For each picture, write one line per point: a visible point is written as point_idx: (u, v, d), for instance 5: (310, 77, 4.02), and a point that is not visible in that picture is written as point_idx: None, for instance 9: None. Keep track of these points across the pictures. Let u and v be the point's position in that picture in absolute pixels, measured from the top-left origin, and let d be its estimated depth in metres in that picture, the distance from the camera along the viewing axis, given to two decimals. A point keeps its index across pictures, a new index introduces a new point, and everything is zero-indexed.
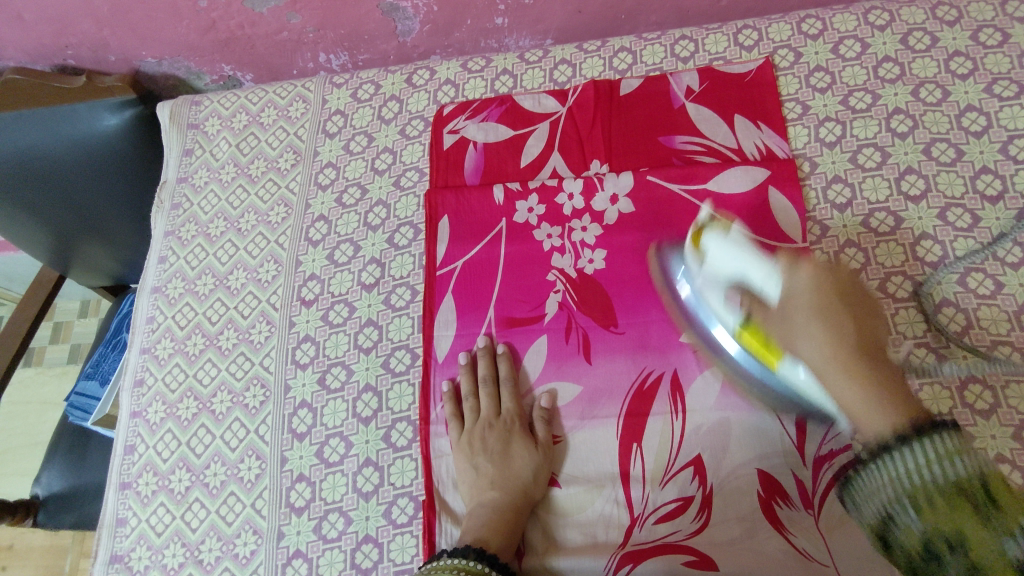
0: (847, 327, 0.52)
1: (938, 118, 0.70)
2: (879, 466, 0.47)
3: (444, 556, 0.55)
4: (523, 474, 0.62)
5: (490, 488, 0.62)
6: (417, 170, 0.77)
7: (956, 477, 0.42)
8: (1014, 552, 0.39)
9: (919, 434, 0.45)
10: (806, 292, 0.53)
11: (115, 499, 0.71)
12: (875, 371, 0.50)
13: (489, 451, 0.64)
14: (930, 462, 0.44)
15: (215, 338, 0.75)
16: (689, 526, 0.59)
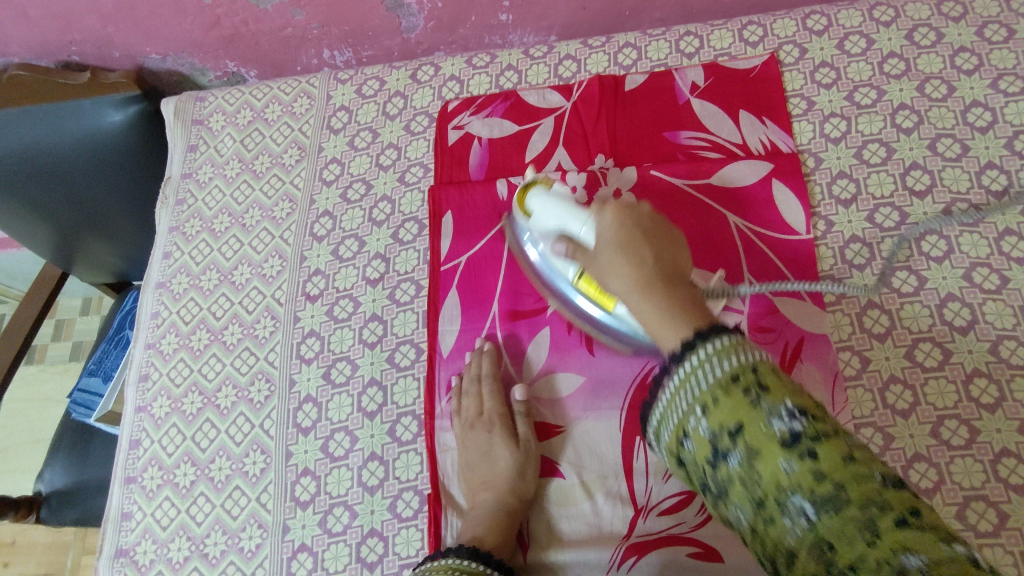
0: (645, 248, 0.52)
1: (943, 113, 0.70)
2: (671, 372, 0.43)
3: (436, 557, 0.57)
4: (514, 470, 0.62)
5: (486, 487, 0.62)
6: (422, 165, 0.77)
7: (730, 367, 0.40)
8: (780, 428, 0.37)
9: (700, 338, 0.43)
10: (608, 233, 0.54)
11: (120, 494, 0.71)
12: (671, 288, 0.49)
13: (481, 451, 0.64)
14: (713, 354, 0.41)
15: (220, 333, 0.75)
16: (693, 519, 0.59)
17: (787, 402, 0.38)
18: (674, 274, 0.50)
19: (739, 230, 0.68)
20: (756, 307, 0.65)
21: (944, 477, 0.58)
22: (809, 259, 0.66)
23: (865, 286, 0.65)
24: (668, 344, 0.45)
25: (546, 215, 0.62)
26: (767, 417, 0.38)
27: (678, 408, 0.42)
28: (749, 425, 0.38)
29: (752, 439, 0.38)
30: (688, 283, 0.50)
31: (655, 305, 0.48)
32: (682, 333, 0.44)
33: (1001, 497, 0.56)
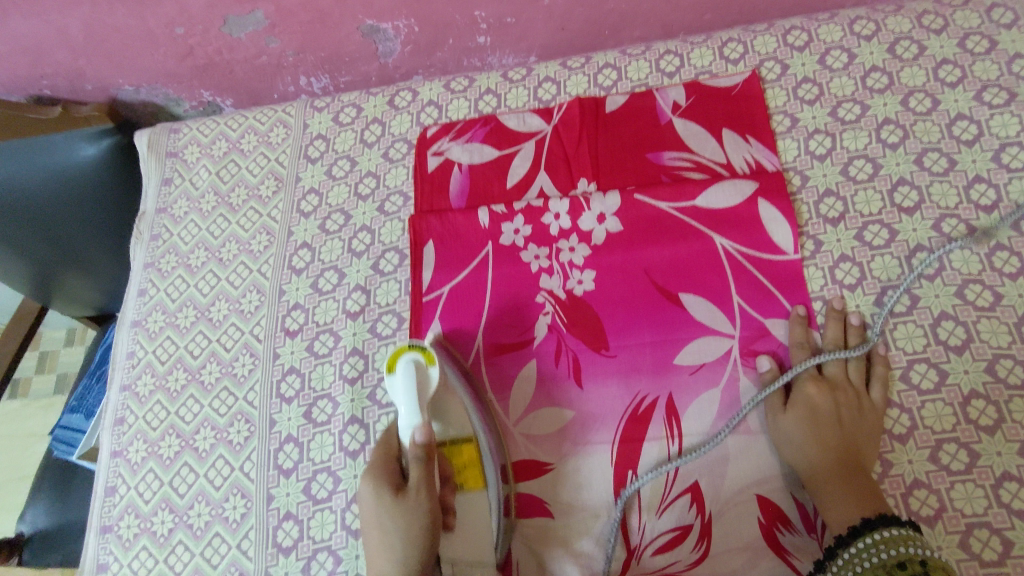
0: (833, 438, 0.58)
1: (928, 127, 0.69)
2: (840, 549, 0.53)
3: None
4: (409, 550, 0.53)
5: (386, 563, 0.54)
6: (402, 194, 0.76)
7: (897, 555, 0.50)
8: None
9: (869, 526, 0.52)
10: (822, 432, 0.58)
11: (96, 543, 0.68)
12: (847, 475, 0.56)
13: (379, 517, 0.55)
14: (878, 543, 0.51)
15: (197, 373, 0.73)
16: (689, 556, 0.58)
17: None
18: (851, 438, 0.58)
19: (726, 251, 0.66)
20: (747, 330, 0.64)
21: (945, 504, 0.56)
22: (797, 278, 0.65)
23: (855, 306, 0.63)
24: (836, 523, 0.54)
25: (399, 394, 0.59)
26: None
27: (856, 567, 0.51)
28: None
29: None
30: (859, 461, 0.57)
31: (839, 484, 0.55)
32: (851, 512, 0.54)
33: (1003, 523, 0.55)
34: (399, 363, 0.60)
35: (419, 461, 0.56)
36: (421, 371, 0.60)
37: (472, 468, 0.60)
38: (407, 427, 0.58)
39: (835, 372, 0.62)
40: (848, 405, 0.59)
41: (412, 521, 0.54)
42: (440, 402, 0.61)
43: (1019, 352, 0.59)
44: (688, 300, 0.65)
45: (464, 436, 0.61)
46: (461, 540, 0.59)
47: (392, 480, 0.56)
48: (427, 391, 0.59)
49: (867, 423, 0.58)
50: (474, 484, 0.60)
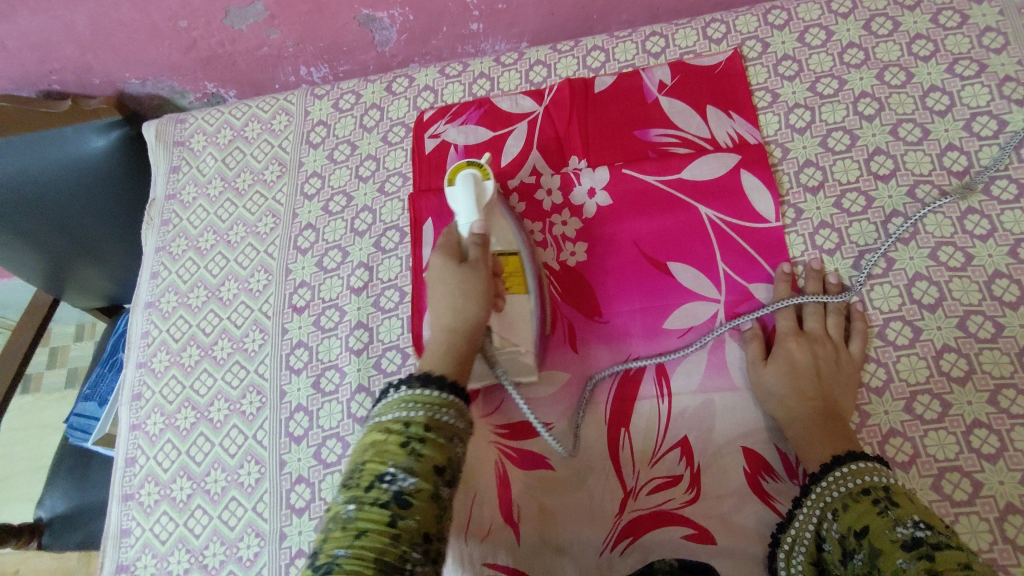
0: (813, 388, 0.61)
1: (903, 99, 0.72)
2: (811, 485, 0.56)
3: (414, 384, 0.49)
4: (467, 308, 0.56)
5: (446, 311, 0.57)
6: (401, 175, 0.79)
7: (861, 483, 0.52)
8: (905, 533, 0.46)
9: (837, 462, 0.55)
10: (801, 381, 0.61)
11: (119, 510, 0.72)
12: (823, 423, 0.59)
13: (443, 277, 0.58)
14: (844, 475, 0.53)
15: (210, 348, 0.76)
16: (682, 497, 0.61)
17: (914, 516, 0.47)
18: (828, 389, 0.61)
19: (710, 221, 0.69)
20: (732, 294, 0.67)
21: (919, 450, 0.59)
22: (778, 244, 0.68)
23: (834, 269, 0.67)
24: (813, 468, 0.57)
25: (459, 201, 0.64)
26: (896, 525, 0.47)
27: (825, 499, 0.54)
28: (876, 530, 0.48)
29: (879, 543, 0.47)
30: (836, 409, 0.60)
31: (813, 431, 0.59)
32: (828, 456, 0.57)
33: (974, 466, 0.58)
34: (457, 179, 0.66)
35: (478, 247, 0.59)
36: (478, 184, 0.65)
37: (515, 275, 0.65)
38: (466, 223, 0.63)
39: (815, 327, 0.65)
40: (827, 358, 0.62)
41: (469, 280, 0.57)
42: (491, 215, 0.67)
43: (988, 308, 0.63)
44: (675, 267, 0.69)
45: (508, 249, 0.66)
46: (506, 325, 0.63)
47: (453, 253, 0.60)
48: (483, 199, 0.65)
49: (844, 375, 0.62)
50: (517, 287, 0.65)
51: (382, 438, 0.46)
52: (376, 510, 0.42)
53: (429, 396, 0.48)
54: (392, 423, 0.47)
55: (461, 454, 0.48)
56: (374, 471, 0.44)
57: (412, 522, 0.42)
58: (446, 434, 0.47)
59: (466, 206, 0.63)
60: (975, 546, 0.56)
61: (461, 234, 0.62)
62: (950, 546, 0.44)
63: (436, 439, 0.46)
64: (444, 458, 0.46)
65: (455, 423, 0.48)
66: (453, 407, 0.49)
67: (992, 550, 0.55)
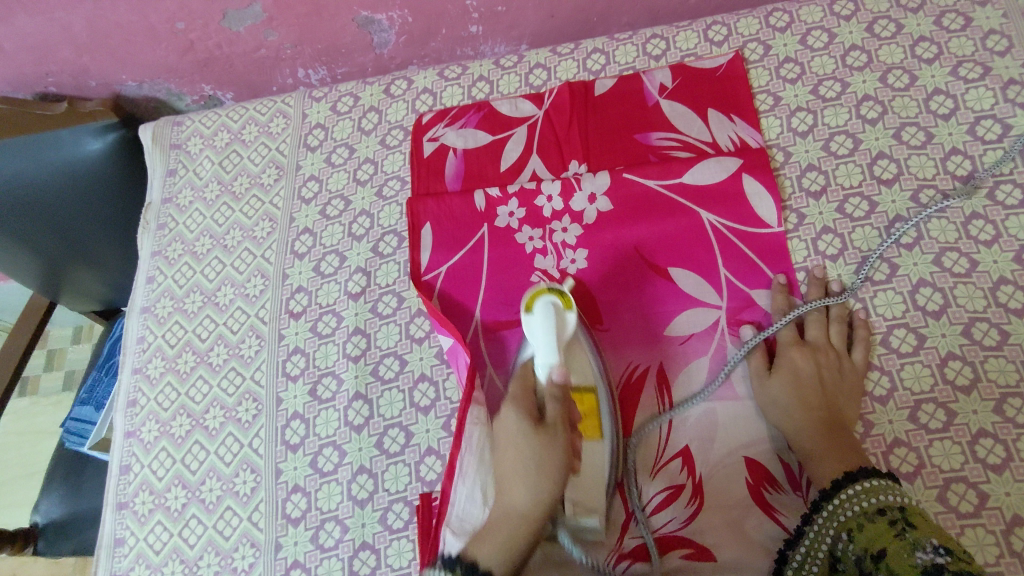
0: (816, 399, 0.60)
1: (906, 102, 0.71)
2: (823, 502, 0.54)
3: (441, 573, 0.47)
4: (540, 481, 0.53)
5: (519, 489, 0.53)
6: (399, 179, 0.78)
7: (876, 502, 0.51)
8: (924, 558, 0.45)
9: (850, 478, 0.54)
10: (804, 392, 0.61)
11: (113, 519, 0.71)
12: (827, 433, 0.58)
13: (518, 443, 0.55)
14: (858, 493, 0.52)
15: (206, 355, 0.75)
16: (684, 513, 0.61)
17: (933, 540, 0.46)
18: (832, 399, 0.60)
19: (712, 226, 0.68)
20: (733, 301, 0.66)
21: (924, 460, 0.58)
22: (780, 250, 0.67)
23: (837, 275, 0.66)
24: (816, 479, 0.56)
25: (536, 336, 0.60)
26: (915, 549, 0.46)
27: (838, 517, 0.53)
28: (893, 553, 0.47)
29: (897, 568, 0.46)
30: (840, 420, 0.59)
31: (816, 442, 0.58)
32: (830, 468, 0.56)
33: (979, 477, 0.57)
34: (536, 305, 0.61)
35: (557, 403, 0.57)
36: (559, 314, 0.60)
37: (591, 415, 0.61)
38: (543, 365, 0.58)
39: (817, 337, 0.64)
40: (830, 367, 0.62)
41: (547, 454, 0.54)
42: (573, 350, 0.62)
43: (994, 316, 0.62)
44: (676, 273, 0.68)
45: (586, 385, 0.61)
46: (582, 487, 0.59)
47: (530, 409, 0.57)
48: (564, 332, 0.60)
49: (848, 384, 0.61)
50: (592, 434, 0.60)
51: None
52: None
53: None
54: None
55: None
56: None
57: None
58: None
59: (542, 344, 0.59)
60: (981, 558, 0.55)
61: (538, 379, 0.59)
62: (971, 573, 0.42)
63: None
64: None
65: None
66: None
67: (998, 562, 0.55)
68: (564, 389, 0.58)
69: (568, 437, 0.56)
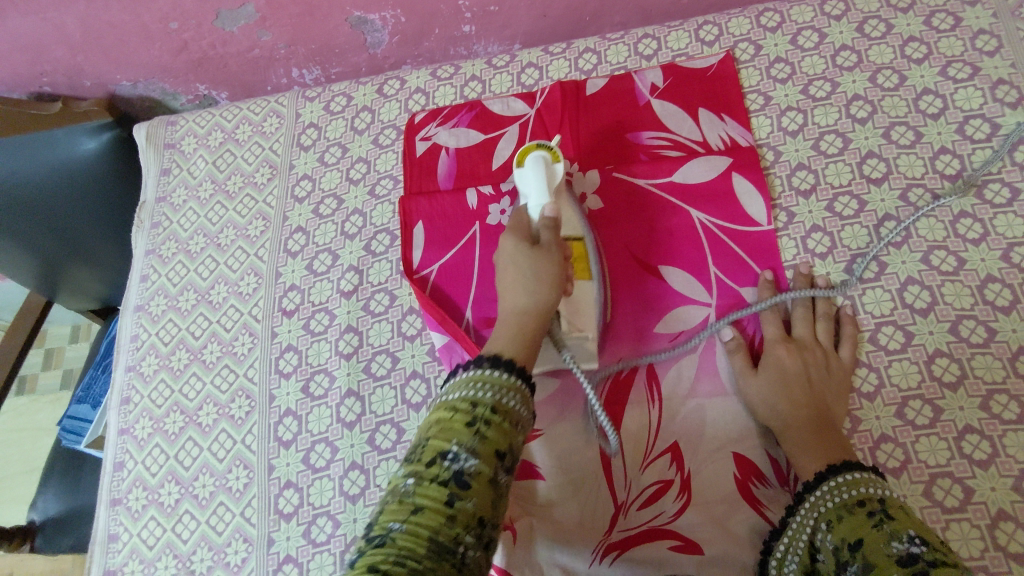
0: (804, 394, 0.60)
1: (896, 102, 0.71)
2: (805, 492, 0.55)
3: (483, 367, 0.51)
4: (540, 286, 0.58)
5: (519, 292, 0.58)
6: (392, 178, 0.79)
7: (857, 494, 0.51)
8: (901, 549, 0.46)
9: (833, 470, 0.54)
10: (793, 387, 0.61)
11: (106, 515, 0.72)
12: (815, 430, 0.58)
13: (514, 258, 0.59)
14: (840, 484, 0.53)
15: (199, 352, 0.76)
16: (672, 508, 0.61)
17: (910, 531, 0.47)
18: (820, 396, 0.61)
19: (702, 224, 0.69)
20: (723, 298, 0.67)
21: (910, 456, 0.59)
22: (770, 248, 0.68)
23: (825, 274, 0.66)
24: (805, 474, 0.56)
25: (528, 182, 0.64)
26: (892, 540, 0.47)
27: (819, 508, 0.53)
28: (871, 543, 0.48)
29: (873, 557, 0.47)
30: (828, 417, 0.59)
31: (804, 439, 0.58)
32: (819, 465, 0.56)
33: (965, 472, 0.58)
34: (527, 160, 0.65)
35: (551, 228, 0.60)
36: (548, 166, 0.64)
37: (581, 258, 0.66)
38: (537, 205, 0.62)
39: (804, 334, 0.64)
40: (818, 364, 0.62)
41: (545, 262, 0.58)
42: (560, 199, 0.67)
43: (981, 313, 0.62)
44: (666, 271, 0.68)
45: (574, 234, 0.67)
46: (574, 311, 0.65)
47: (526, 235, 0.61)
48: (553, 182, 0.64)
49: (835, 382, 0.61)
50: (581, 274, 0.66)
51: (447, 416, 0.48)
52: (433, 486, 0.44)
53: (496, 378, 0.50)
54: (460, 401, 0.48)
55: (520, 441, 0.49)
56: (438, 447, 0.46)
57: (469, 505, 0.44)
58: (511, 419, 0.48)
59: (536, 189, 0.63)
60: (966, 553, 0.55)
61: (531, 219, 0.63)
62: (945, 563, 0.43)
63: (499, 424, 0.47)
64: (506, 443, 0.47)
65: (518, 412, 0.49)
66: (518, 389, 0.50)
67: (983, 557, 0.55)
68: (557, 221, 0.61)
69: (562, 252, 0.60)
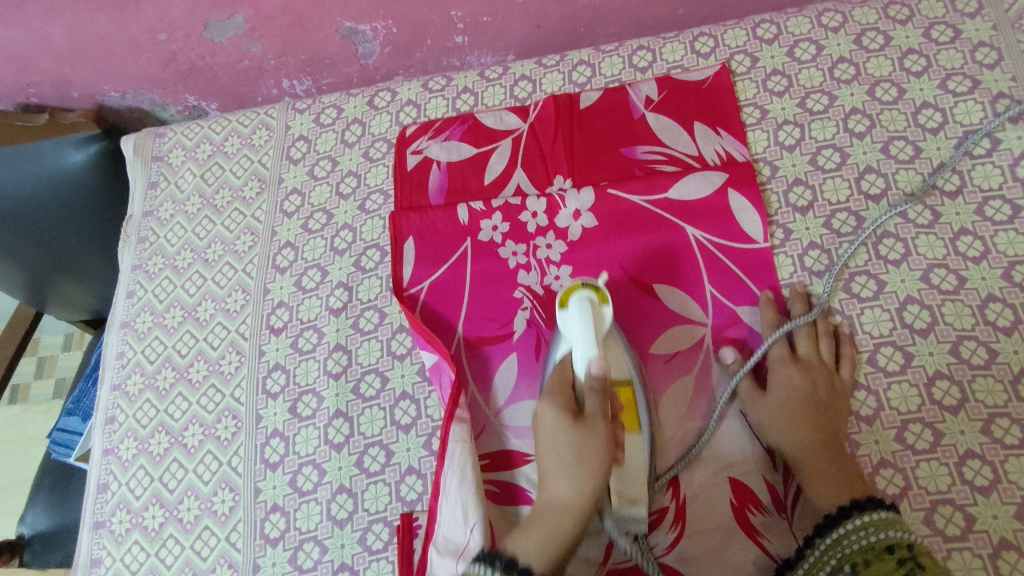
0: (815, 417, 0.59)
1: (894, 116, 0.70)
2: (827, 529, 0.53)
3: None
4: (582, 476, 0.54)
5: (562, 483, 0.55)
6: (382, 193, 0.77)
7: (886, 538, 0.50)
8: None
9: (858, 507, 0.52)
10: (804, 410, 0.59)
11: (90, 538, 0.70)
12: (827, 458, 0.57)
13: (555, 434, 0.56)
14: (866, 524, 0.51)
15: (185, 371, 0.74)
16: (666, 538, 0.59)
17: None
18: (828, 417, 0.59)
19: (698, 242, 0.68)
20: (718, 318, 0.66)
21: (910, 482, 0.58)
22: (766, 266, 0.66)
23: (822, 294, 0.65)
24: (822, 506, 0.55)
25: (572, 328, 0.58)
26: None
27: (844, 548, 0.51)
28: None
29: None
30: (837, 441, 0.58)
31: (818, 466, 0.56)
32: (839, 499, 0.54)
33: (966, 499, 0.56)
34: (571, 300, 0.59)
35: (596, 395, 0.56)
36: (595, 310, 0.58)
37: (630, 409, 0.59)
38: (581, 358, 0.57)
39: (807, 352, 0.62)
40: (824, 385, 0.60)
41: (589, 446, 0.55)
42: (608, 342, 0.60)
43: (982, 334, 0.61)
44: (661, 290, 0.67)
45: (621, 377, 0.60)
46: (624, 478, 0.57)
47: (567, 404, 0.57)
48: (600, 329, 0.58)
49: (839, 403, 0.60)
50: (632, 427, 0.58)
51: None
52: None
53: None
54: None
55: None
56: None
57: None
58: None
59: (581, 334, 0.57)
60: None
61: (575, 374, 0.58)
62: None
63: None
64: None
65: None
66: None
67: None
68: (603, 380, 0.56)
69: (608, 426, 0.56)
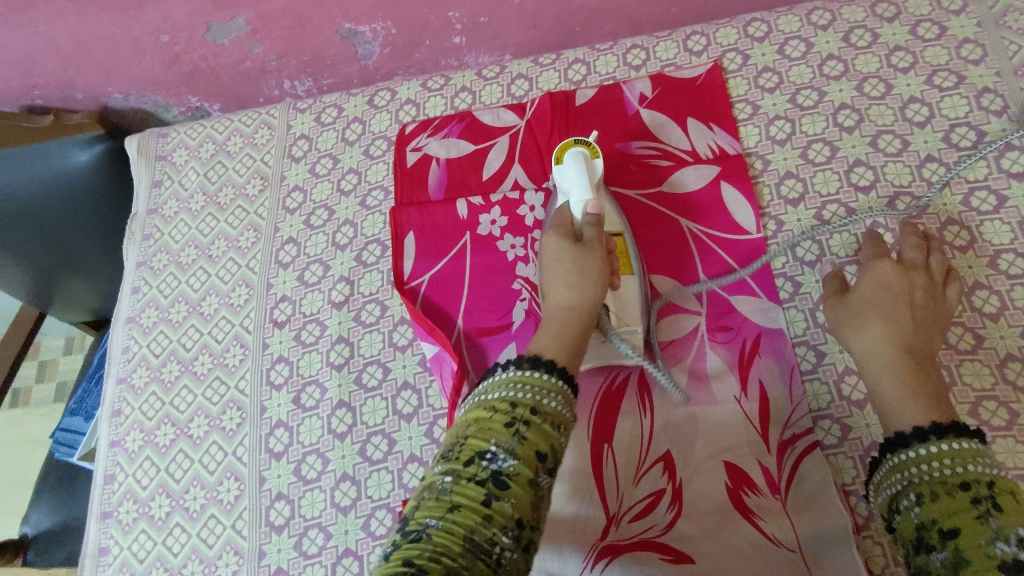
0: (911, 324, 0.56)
1: (882, 111, 0.72)
2: (903, 448, 0.49)
3: (526, 367, 0.48)
4: (586, 282, 0.55)
5: (564, 290, 0.55)
6: (383, 189, 0.79)
7: (964, 471, 0.45)
8: (1004, 551, 0.41)
9: (937, 432, 0.48)
10: (901, 316, 0.57)
11: (97, 529, 0.71)
12: (916, 365, 0.54)
13: (556, 252, 0.58)
14: (942, 453, 0.47)
15: (190, 364, 0.76)
16: (663, 520, 0.60)
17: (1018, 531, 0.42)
18: (926, 328, 0.56)
19: (691, 233, 0.70)
20: (713, 307, 0.67)
21: None
22: (759, 258, 0.68)
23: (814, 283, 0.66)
24: (898, 418, 0.51)
25: (568, 179, 0.64)
26: (995, 539, 0.42)
27: (912, 471, 0.48)
28: (968, 534, 0.43)
29: (969, 555, 0.42)
30: (932, 358, 0.55)
31: (902, 368, 0.54)
32: (916, 415, 0.50)
33: None
34: (566, 156, 0.65)
35: (592, 225, 0.59)
36: (587, 162, 0.65)
37: (624, 255, 0.66)
38: (578, 201, 0.62)
39: (914, 258, 0.61)
40: (926, 294, 0.58)
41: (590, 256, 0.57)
42: (601, 196, 0.66)
43: (969, 320, 0.62)
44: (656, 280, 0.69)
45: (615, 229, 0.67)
46: (621, 303, 0.65)
47: (568, 232, 0.59)
48: (594, 178, 0.64)
49: (938, 318, 0.58)
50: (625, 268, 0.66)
51: (487, 418, 0.46)
52: (473, 485, 0.43)
53: (539, 381, 0.48)
54: (499, 401, 0.47)
55: (563, 445, 0.48)
56: (476, 446, 0.45)
57: (507, 506, 0.42)
58: (552, 420, 0.47)
59: (578, 183, 0.62)
60: None
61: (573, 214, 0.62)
62: None
63: (540, 426, 0.46)
64: (547, 445, 0.46)
65: (562, 411, 0.48)
66: (559, 391, 0.48)
67: None
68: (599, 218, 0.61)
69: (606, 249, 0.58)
